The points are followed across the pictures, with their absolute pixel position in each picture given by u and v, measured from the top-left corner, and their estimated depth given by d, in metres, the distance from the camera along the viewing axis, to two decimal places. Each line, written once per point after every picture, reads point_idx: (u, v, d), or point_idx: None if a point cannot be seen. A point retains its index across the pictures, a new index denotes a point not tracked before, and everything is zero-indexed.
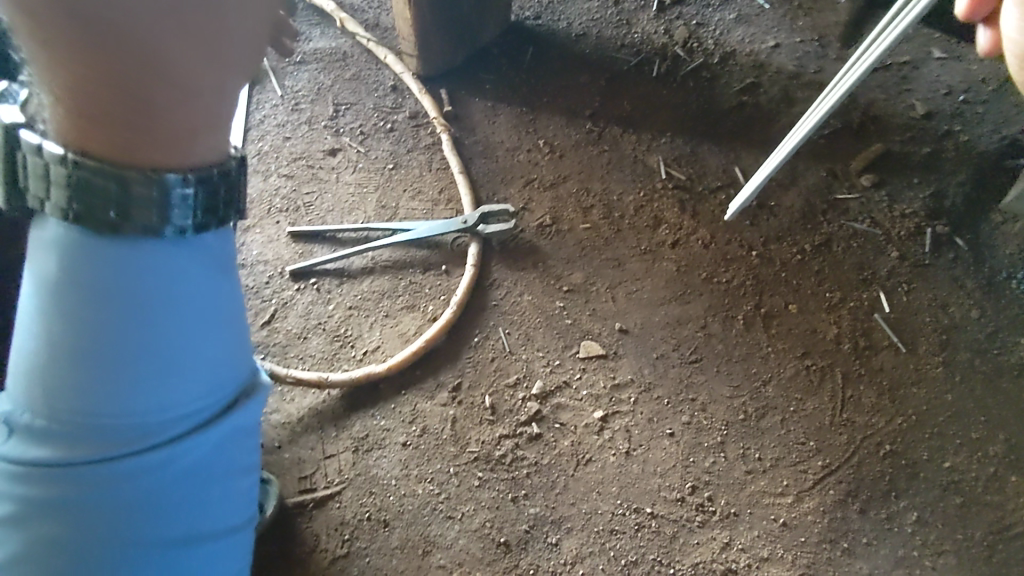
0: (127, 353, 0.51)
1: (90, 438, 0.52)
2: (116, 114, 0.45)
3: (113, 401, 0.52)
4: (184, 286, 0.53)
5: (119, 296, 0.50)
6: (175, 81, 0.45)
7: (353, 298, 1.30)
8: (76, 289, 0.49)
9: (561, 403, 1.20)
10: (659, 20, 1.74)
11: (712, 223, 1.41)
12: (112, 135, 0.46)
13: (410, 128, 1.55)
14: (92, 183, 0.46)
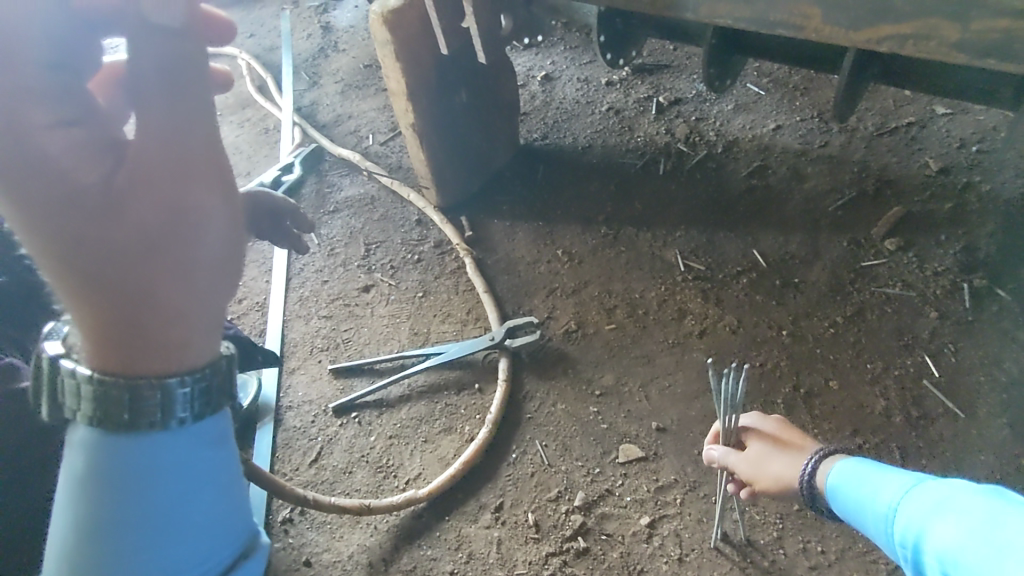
0: (135, 530, 0.54)
1: None
2: (111, 332, 0.47)
3: (120, 571, 0.54)
4: (182, 463, 0.55)
5: (123, 480, 0.53)
6: (159, 296, 0.46)
7: (393, 427, 1.35)
8: (92, 477, 0.53)
9: (605, 513, 1.18)
10: (659, 121, 1.83)
11: (736, 308, 1.41)
12: (113, 346, 0.48)
13: (436, 256, 1.64)
14: (107, 394, 0.50)
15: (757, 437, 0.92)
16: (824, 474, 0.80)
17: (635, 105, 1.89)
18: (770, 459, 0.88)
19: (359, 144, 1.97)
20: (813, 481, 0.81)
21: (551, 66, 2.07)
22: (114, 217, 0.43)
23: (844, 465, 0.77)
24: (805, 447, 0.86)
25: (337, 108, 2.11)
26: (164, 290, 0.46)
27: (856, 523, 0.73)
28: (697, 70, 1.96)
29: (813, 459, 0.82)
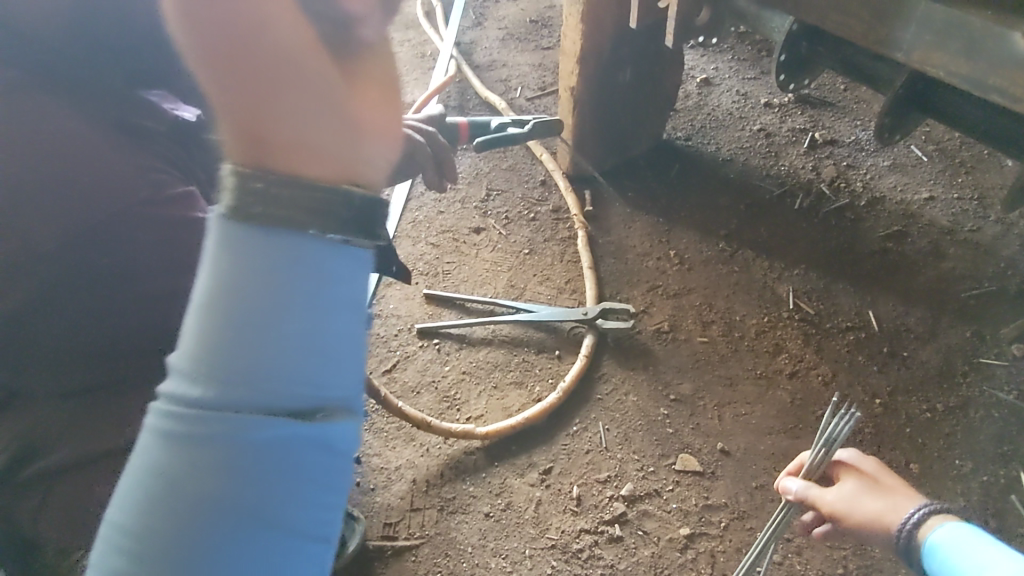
0: (271, 331, 0.48)
1: (238, 397, 0.48)
2: (306, 146, 0.49)
3: (263, 370, 0.48)
4: (332, 272, 0.51)
5: (280, 269, 0.48)
6: (312, 118, 0.49)
7: (468, 364, 1.39)
8: (264, 253, 0.48)
9: (647, 510, 1.19)
10: (809, 156, 1.77)
11: (835, 361, 1.37)
12: (317, 146, 0.50)
13: (551, 220, 1.66)
14: (271, 190, 0.48)
15: (850, 467, 0.92)
16: (930, 527, 0.82)
17: (788, 133, 1.83)
18: (871, 496, 0.87)
19: (506, 93, 2.00)
20: (914, 531, 0.83)
21: (713, 72, 2.03)
22: (285, 46, 0.46)
23: (953, 528, 0.80)
24: (913, 493, 0.88)
25: (494, 54, 2.14)
26: (345, 91, 0.50)
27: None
28: (863, 116, 1.87)
29: (920, 510, 0.84)
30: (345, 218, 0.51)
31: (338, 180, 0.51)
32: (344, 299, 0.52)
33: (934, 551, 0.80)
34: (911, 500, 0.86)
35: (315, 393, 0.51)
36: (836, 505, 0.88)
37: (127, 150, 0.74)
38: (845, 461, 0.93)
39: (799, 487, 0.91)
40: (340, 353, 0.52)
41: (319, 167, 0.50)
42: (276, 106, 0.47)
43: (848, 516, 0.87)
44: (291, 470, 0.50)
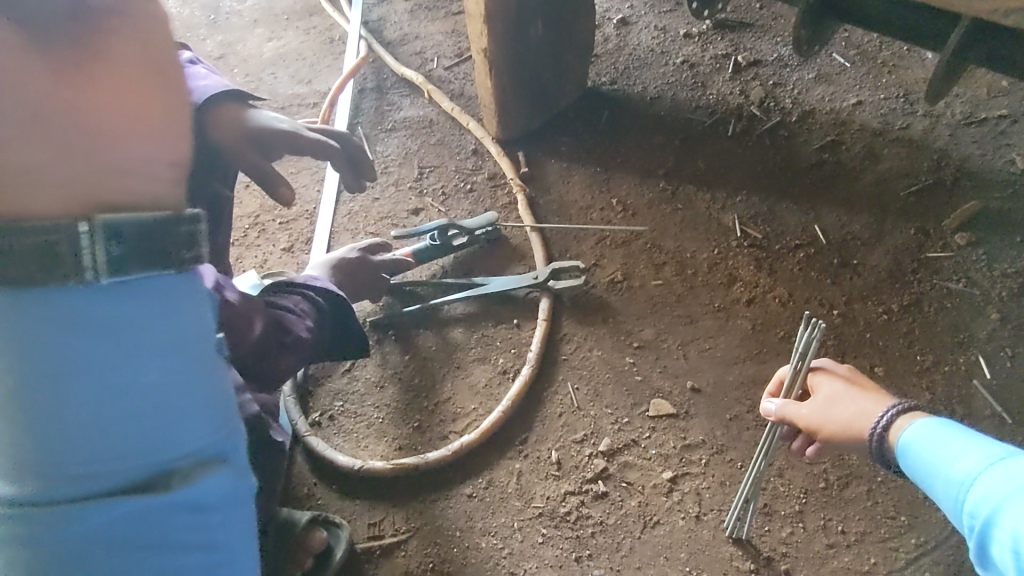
0: (72, 404, 0.50)
1: (58, 476, 0.51)
2: (39, 171, 0.49)
3: (79, 443, 0.51)
4: (132, 333, 0.52)
5: (67, 345, 0.50)
6: (30, 149, 0.49)
7: (428, 348, 1.36)
8: (39, 334, 0.49)
9: (628, 461, 1.18)
10: (735, 80, 1.76)
11: (789, 281, 1.38)
12: (61, 175, 0.50)
13: (489, 188, 1.62)
14: (39, 264, 0.48)
15: (831, 379, 0.91)
16: (900, 428, 0.80)
17: (711, 61, 1.81)
18: (845, 404, 0.87)
19: (423, 66, 1.93)
20: (885, 434, 0.81)
21: (629, 10, 1.98)
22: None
23: (922, 425, 0.78)
24: (882, 396, 0.86)
25: (404, 27, 2.06)
26: (63, 106, 0.49)
27: (918, 481, 0.76)
28: (782, 32, 1.85)
29: (889, 412, 0.82)
30: (135, 272, 0.52)
31: (94, 211, 0.51)
32: (155, 349, 0.53)
33: (908, 452, 0.77)
34: (881, 404, 0.84)
35: (146, 452, 0.53)
36: (809, 418, 0.89)
37: None
38: (828, 375, 0.92)
39: (776, 406, 0.93)
40: (167, 405, 0.54)
41: (58, 200, 0.49)
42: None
43: (822, 425, 0.87)
44: (148, 534, 0.53)
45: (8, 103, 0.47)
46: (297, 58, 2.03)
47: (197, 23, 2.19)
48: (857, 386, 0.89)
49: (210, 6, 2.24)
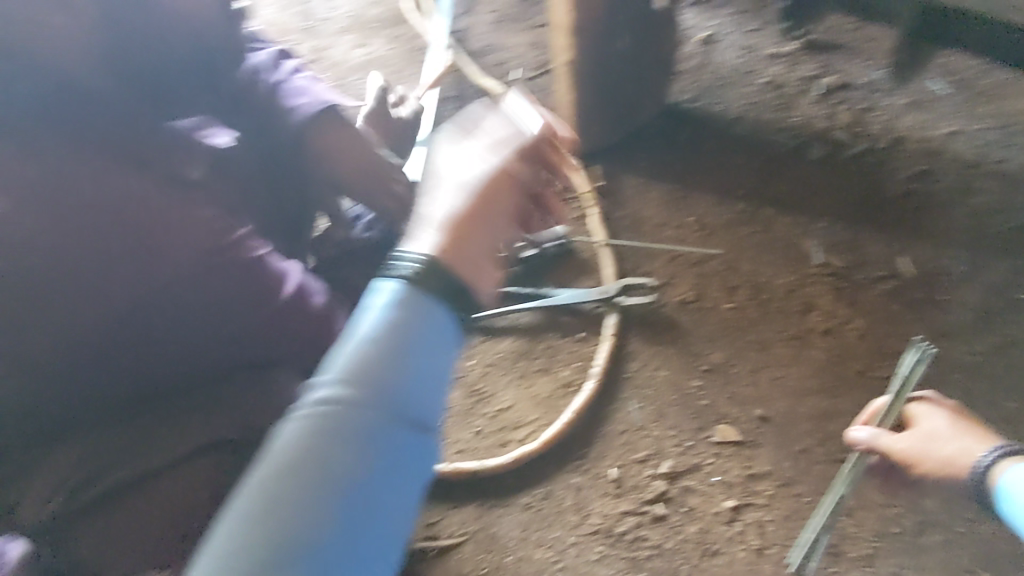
0: (398, 367, 0.64)
1: (379, 417, 0.61)
2: (485, 262, 0.74)
3: (384, 394, 0.63)
4: (440, 336, 0.68)
5: (428, 334, 0.67)
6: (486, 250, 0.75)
7: (493, 355, 1.37)
8: (433, 321, 0.68)
9: (689, 486, 1.16)
10: (822, 103, 1.71)
11: (869, 314, 1.32)
12: (479, 265, 0.73)
13: (562, 201, 1.63)
14: (441, 275, 0.69)
15: (935, 414, 0.87)
16: (1001, 471, 0.75)
17: (797, 82, 1.76)
18: (945, 440, 0.82)
19: (504, 77, 1.96)
20: (987, 475, 0.76)
21: (714, 28, 1.96)
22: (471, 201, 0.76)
23: (1021, 469, 0.74)
24: (987, 438, 0.81)
25: (488, 39, 2.10)
26: (509, 226, 0.79)
27: (1010, 520, 0.73)
28: (875, 55, 1.79)
29: (992, 454, 0.77)
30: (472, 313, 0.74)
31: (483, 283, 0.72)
32: (441, 354, 0.68)
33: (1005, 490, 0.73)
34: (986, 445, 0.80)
35: (415, 419, 0.64)
36: (904, 451, 0.85)
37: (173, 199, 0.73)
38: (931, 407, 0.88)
39: (868, 434, 0.89)
40: (429, 392, 0.66)
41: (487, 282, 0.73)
42: (480, 240, 0.74)
43: (918, 461, 0.83)
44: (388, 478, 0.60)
45: (489, 210, 0.77)
46: (383, 65, 2.10)
47: (291, 29, 2.30)
48: (962, 420, 0.85)
49: (305, 13, 2.34)
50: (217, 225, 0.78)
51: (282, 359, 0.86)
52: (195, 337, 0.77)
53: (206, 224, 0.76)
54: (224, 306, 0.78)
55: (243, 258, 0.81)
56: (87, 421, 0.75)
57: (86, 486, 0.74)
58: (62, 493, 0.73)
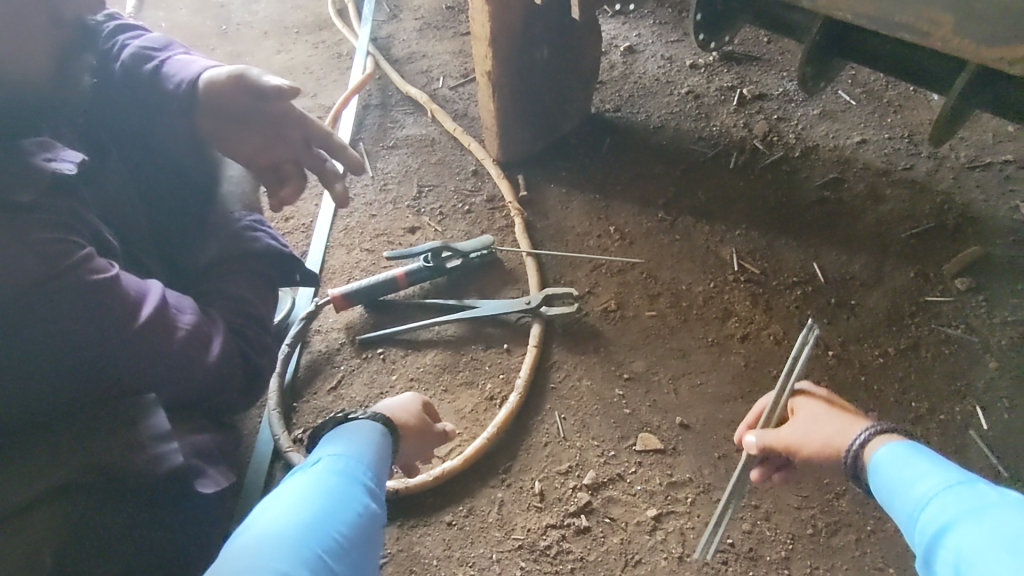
0: (384, 456, 0.87)
1: (355, 489, 0.77)
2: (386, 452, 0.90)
3: (379, 469, 0.84)
4: (373, 457, 0.84)
5: (377, 446, 0.86)
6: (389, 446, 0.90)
7: (416, 370, 1.34)
8: (375, 437, 0.87)
9: (612, 496, 1.16)
10: (739, 113, 1.75)
11: (784, 319, 1.36)
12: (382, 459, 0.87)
13: (486, 210, 1.61)
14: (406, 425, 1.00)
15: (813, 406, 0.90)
16: (876, 446, 0.78)
17: (716, 93, 1.81)
18: (823, 425, 0.85)
19: (429, 85, 1.93)
20: (861, 452, 0.79)
21: (636, 38, 1.99)
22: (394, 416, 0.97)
23: (892, 446, 0.77)
24: (859, 421, 0.85)
25: (412, 46, 2.07)
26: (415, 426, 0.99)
27: (885, 501, 0.75)
28: (789, 67, 1.85)
29: (865, 431, 0.80)
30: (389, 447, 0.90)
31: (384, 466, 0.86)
32: (375, 468, 0.83)
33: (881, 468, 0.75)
34: (860, 424, 0.83)
35: (368, 502, 0.77)
36: (790, 441, 0.86)
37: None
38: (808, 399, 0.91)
39: (757, 436, 0.90)
40: (374, 489, 0.80)
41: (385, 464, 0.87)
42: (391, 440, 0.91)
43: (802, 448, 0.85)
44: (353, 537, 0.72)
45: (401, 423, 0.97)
46: (304, 71, 2.04)
47: (207, 32, 2.21)
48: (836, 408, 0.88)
49: (223, 16, 2.25)
50: (58, 248, 0.68)
51: (150, 385, 0.75)
52: (43, 372, 0.68)
53: (40, 249, 0.67)
54: (71, 339, 0.68)
55: (88, 278, 0.69)
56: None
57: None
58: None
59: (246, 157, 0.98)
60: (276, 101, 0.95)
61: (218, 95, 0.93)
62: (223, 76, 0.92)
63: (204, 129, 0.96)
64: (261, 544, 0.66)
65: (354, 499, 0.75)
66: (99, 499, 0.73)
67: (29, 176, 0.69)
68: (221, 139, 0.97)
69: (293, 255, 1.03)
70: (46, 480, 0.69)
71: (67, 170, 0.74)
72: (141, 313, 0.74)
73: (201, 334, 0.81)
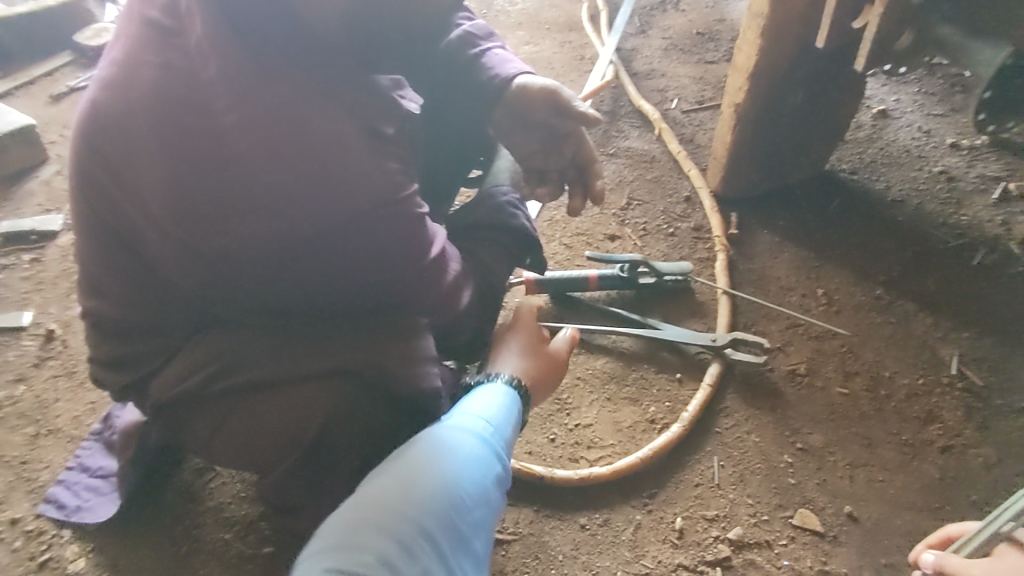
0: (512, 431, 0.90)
1: (485, 465, 0.81)
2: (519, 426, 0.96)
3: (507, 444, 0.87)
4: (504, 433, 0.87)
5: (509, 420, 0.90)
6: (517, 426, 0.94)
7: (585, 370, 1.36)
8: (508, 411, 0.90)
9: (753, 560, 1.10)
10: (998, 208, 1.57)
11: (999, 444, 1.20)
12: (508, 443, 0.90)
13: (690, 238, 1.59)
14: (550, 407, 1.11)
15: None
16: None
17: (975, 180, 1.64)
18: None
19: (662, 104, 1.94)
20: None
21: (894, 104, 1.85)
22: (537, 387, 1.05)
23: None
24: None
25: (655, 63, 2.08)
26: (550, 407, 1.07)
27: None
28: None
29: None
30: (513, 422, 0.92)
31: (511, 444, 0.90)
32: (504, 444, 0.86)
33: None
34: None
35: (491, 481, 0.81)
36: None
37: (365, 153, 0.73)
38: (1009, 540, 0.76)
39: (937, 557, 0.77)
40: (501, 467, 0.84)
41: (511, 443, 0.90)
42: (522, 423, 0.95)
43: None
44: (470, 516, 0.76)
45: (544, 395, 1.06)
46: (547, 66, 2.13)
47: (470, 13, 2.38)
48: None
49: (487, 1, 2.42)
50: (398, 178, 0.77)
51: (417, 311, 0.86)
52: (351, 278, 0.79)
53: (387, 176, 0.76)
54: (383, 258, 0.78)
55: (410, 213, 0.79)
56: (226, 318, 0.83)
57: (216, 378, 0.84)
58: (203, 374, 0.84)
59: (520, 155, 1.09)
60: (573, 120, 1.06)
61: (526, 100, 1.05)
62: (539, 87, 1.04)
63: (495, 118, 1.09)
64: (386, 507, 0.72)
65: (481, 478, 0.80)
66: (359, 389, 0.85)
67: (395, 109, 0.79)
68: (506, 132, 1.09)
69: (538, 241, 1.08)
70: (320, 365, 0.83)
71: (408, 109, 0.83)
72: (431, 252, 0.83)
73: (459, 284, 0.89)
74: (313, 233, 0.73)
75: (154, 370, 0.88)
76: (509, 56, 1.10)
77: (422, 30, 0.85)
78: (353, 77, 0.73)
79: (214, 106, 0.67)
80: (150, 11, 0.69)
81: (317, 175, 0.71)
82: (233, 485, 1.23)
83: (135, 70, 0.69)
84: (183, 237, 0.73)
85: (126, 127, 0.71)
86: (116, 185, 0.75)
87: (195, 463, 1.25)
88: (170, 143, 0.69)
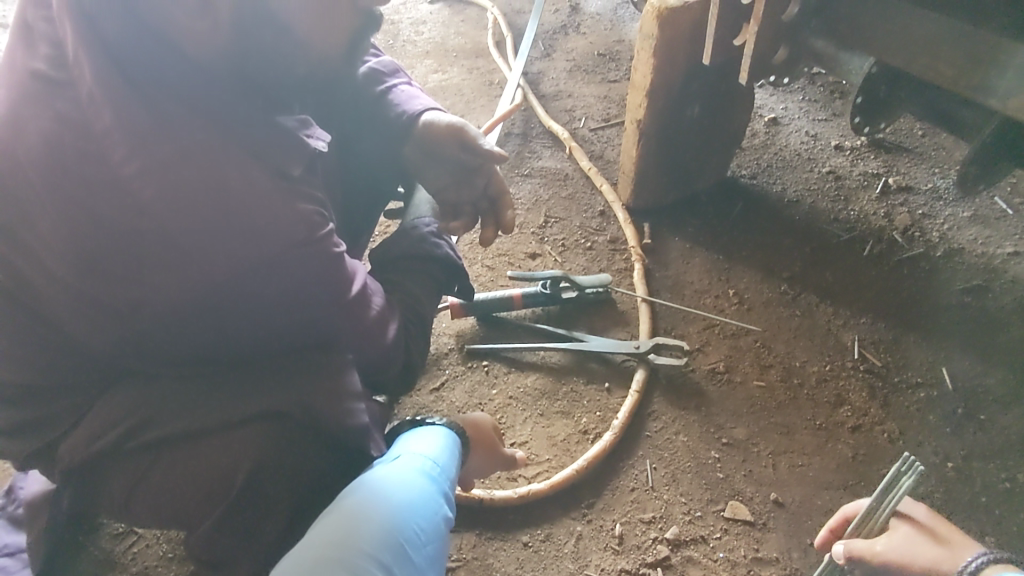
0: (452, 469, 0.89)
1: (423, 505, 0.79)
2: None
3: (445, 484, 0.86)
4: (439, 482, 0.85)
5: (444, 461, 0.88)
6: None
7: (516, 389, 1.38)
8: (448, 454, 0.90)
9: (691, 557, 1.14)
10: (881, 202, 1.70)
11: (902, 419, 1.30)
12: None
13: (607, 250, 1.65)
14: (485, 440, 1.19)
15: (906, 520, 0.82)
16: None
17: (859, 177, 1.77)
18: (923, 544, 0.79)
19: (570, 123, 2.01)
20: None
21: (782, 111, 1.99)
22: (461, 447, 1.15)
23: None
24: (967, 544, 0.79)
25: (560, 84, 2.16)
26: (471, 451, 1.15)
27: None
28: (943, 164, 1.79)
29: (976, 556, 0.76)
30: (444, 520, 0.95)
31: None
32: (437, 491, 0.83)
33: None
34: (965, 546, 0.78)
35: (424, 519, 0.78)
36: (887, 555, 0.78)
37: (271, 194, 0.72)
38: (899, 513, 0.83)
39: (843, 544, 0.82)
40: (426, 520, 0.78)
41: None
42: None
43: (903, 565, 0.77)
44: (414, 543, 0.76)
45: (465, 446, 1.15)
46: (456, 93, 2.17)
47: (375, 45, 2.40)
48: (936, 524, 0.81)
49: (391, 32, 2.44)
50: (313, 218, 0.76)
51: (343, 346, 0.85)
52: (270, 319, 0.78)
53: (301, 217, 0.74)
54: (300, 297, 0.78)
55: (328, 251, 0.78)
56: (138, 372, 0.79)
57: (132, 435, 0.80)
58: (114, 433, 0.80)
59: (433, 189, 1.11)
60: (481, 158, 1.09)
61: (433, 135, 1.08)
62: (446, 123, 1.07)
63: (408, 154, 1.11)
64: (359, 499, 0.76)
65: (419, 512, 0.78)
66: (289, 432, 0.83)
67: (303, 150, 0.78)
68: (419, 168, 1.12)
69: (464, 268, 1.10)
70: (241, 412, 0.80)
71: (316, 147, 0.83)
72: (352, 286, 0.84)
73: (384, 317, 0.90)
74: (227, 276, 0.72)
75: (61, 434, 0.83)
76: (416, 92, 1.13)
77: (330, 71, 0.85)
78: (258, 120, 0.72)
79: (112, 156, 0.65)
80: (35, 60, 0.66)
81: (224, 216, 0.69)
82: (158, 546, 1.16)
83: (23, 124, 0.67)
84: (87, 288, 0.71)
85: (18, 180, 0.69)
86: (7, 241, 0.72)
87: (113, 528, 1.18)
88: (66, 195, 0.67)
